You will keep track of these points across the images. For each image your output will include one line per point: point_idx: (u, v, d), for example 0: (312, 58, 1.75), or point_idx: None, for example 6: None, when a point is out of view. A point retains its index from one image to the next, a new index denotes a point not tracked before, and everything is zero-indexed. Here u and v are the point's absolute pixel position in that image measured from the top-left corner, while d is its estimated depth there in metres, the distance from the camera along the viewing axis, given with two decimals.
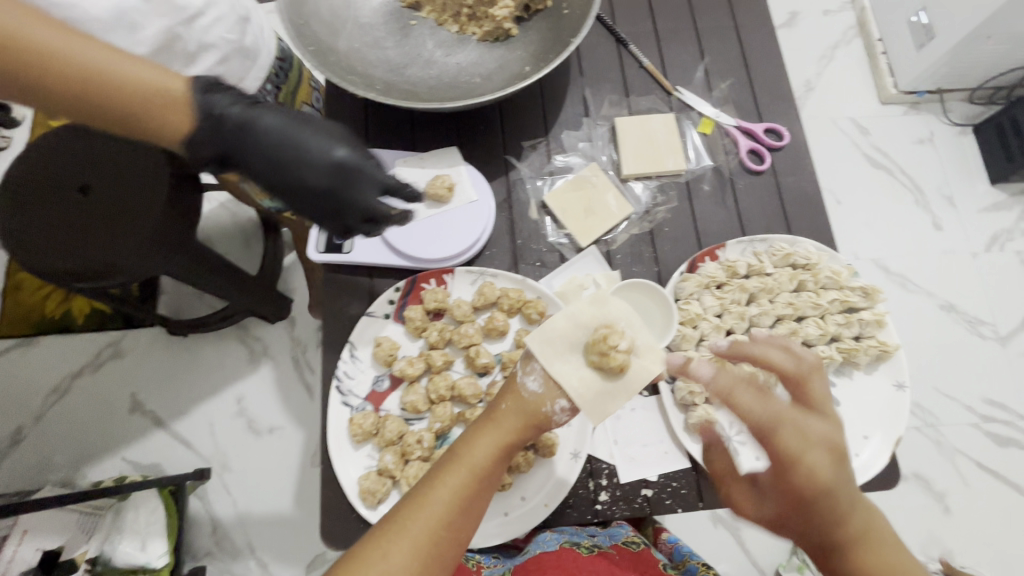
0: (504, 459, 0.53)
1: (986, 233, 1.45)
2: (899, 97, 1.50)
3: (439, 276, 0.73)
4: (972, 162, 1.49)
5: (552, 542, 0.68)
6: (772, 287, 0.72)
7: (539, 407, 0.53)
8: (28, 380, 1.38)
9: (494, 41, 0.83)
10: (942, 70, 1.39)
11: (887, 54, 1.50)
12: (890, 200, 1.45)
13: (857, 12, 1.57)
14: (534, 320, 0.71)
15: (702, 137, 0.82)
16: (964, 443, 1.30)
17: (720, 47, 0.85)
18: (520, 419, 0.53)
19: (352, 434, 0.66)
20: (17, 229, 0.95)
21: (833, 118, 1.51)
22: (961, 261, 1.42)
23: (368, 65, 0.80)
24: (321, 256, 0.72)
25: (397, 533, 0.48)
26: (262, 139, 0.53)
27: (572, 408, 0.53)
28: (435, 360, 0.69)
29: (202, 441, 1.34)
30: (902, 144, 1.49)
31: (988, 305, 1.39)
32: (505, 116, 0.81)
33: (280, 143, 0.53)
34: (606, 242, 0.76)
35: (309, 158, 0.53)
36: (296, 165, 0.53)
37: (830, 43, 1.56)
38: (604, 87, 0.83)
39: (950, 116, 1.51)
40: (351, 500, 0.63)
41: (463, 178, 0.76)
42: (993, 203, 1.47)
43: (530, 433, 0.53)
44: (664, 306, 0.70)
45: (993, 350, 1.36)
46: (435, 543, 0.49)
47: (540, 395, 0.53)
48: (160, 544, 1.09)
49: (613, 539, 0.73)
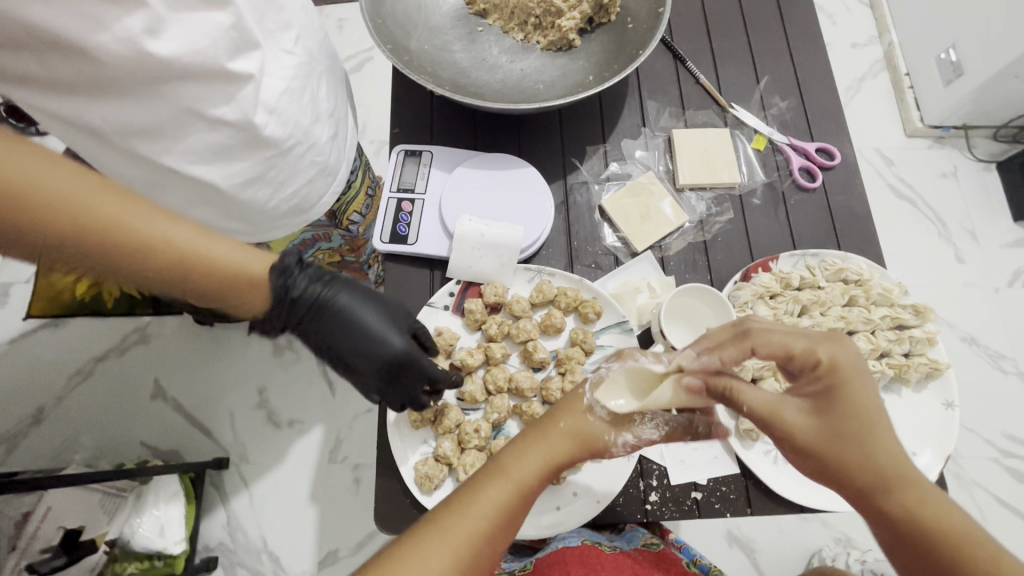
0: (549, 479, 0.52)
1: (1009, 269, 1.47)
2: (925, 131, 1.52)
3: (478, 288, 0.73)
4: (995, 200, 1.52)
5: (573, 536, 0.67)
6: (825, 300, 0.73)
7: (598, 440, 0.54)
8: (55, 361, 1.39)
9: (557, 51, 0.86)
10: (970, 107, 1.43)
11: (914, 89, 1.53)
12: (914, 231, 1.47)
13: (884, 47, 1.60)
14: (590, 319, 0.72)
15: (755, 152, 0.84)
16: (982, 476, 1.30)
17: (773, 68, 0.88)
18: (574, 442, 0.53)
19: (411, 420, 0.67)
20: None
21: (860, 148, 1.53)
22: (982, 295, 1.44)
23: (438, 66, 0.83)
24: (386, 246, 0.74)
25: (435, 541, 0.45)
26: (327, 324, 0.57)
27: (633, 446, 0.56)
28: (495, 353, 0.70)
29: (223, 431, 1.35)
30: (927, 177, 1.52)
31: (1008, 340, 1.40)
32: (566, 122, 0.84)
33: (344, 330, 0.57)
34: (661, 249, 0.78)
35: (366, 351, 0.57)
36: (355, 351, 0.58)
37: (858, 75, 1.59)
38: (662, 100, 0.86)
39: (974, 152, 1.55)
40: (408, 485, 0.64)
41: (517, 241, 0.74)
42: (1016, 239, 1.49)
43: (579, 458, 0.53)
44: (718, 307, 0.70)
45: (1013, 385, 1.36)
46: (474, 555, 0.46)
47: (604, 425, 0.55)
48: (178, 531, 1.12)
49: (632, 543, 0.71)
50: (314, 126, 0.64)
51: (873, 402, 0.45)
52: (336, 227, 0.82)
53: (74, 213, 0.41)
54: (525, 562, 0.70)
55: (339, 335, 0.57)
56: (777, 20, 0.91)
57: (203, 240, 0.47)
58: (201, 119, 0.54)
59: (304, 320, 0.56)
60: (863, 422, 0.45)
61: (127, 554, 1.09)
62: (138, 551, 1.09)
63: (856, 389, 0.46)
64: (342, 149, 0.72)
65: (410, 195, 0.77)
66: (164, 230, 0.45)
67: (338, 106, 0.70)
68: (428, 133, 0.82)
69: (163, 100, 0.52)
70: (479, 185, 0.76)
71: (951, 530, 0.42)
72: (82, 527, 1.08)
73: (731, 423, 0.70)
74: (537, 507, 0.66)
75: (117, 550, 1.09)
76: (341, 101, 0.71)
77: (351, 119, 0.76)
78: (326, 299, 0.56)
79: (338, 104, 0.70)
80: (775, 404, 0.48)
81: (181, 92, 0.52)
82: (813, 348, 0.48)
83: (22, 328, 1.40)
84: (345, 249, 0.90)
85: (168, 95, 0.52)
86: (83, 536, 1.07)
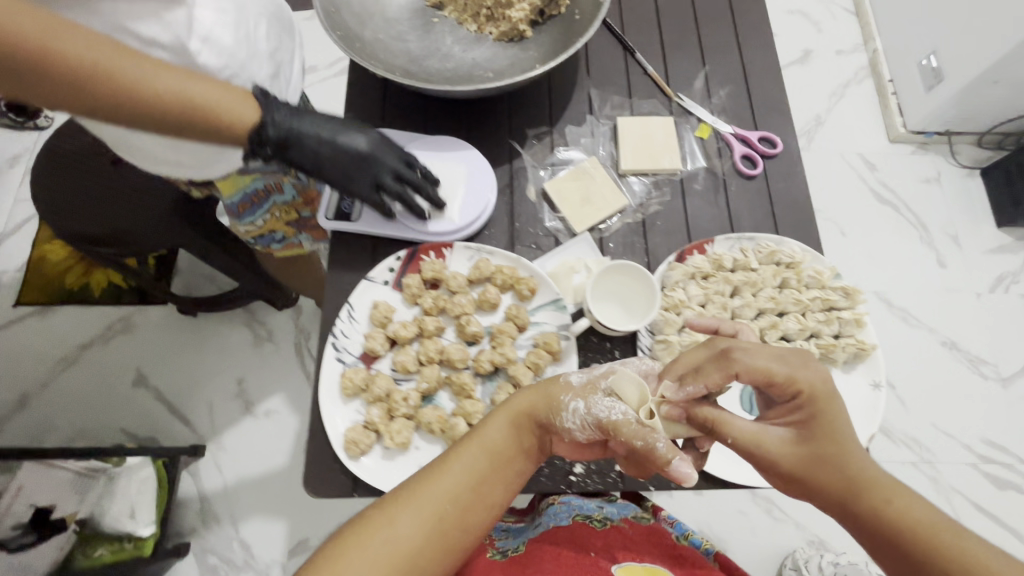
0: (513, 441, 0.62)
1: (992, 274, 1.46)
2: (907, 136, 1.54)
3: (415, 262, 0.75)
4: (978, 205, 1.52)
5: (563, 514, 0.77)
6: (755, 282, 0.74)
7: (556, 398, 0.62)
8: (41, 348, 1.43)
9: (509, 42, 0.89)
10: (950, 111, 1.45)
11: (898, 95, 1.56)
12: (894, 235, 1.48)
13: (869, 55, 1.63)
14: (525, 297, 0.75)
15: (699, 141, 0.86)
16: (960, 482, 1.29)
17: (723, 61, 0.90)
18: (533, 402, 0.63)
19: (343, 387, 0.69)
20: (55, 195, 1.08)
21: (841, 152, 1.55)
22: (964, 299, 1.43)
23: (391, 55, 0.86)
24: (330, 223, 0.76)
25: (405, 504, 0.56)
26: (311, 133, 0.67)
27: (585, 418, 0.60)
28: (428, 326, 0.72)
29: (201, 418, 1.37)
30: (909, 182, 1.52)
31: (990, 346, 1.39)
32: (513, 107, 0.86)
33: (325, 133, 0.68)
34: (600, 230, 0.80)
35: (349, 138, 0.70)
36: (340, 143, 0.69)
37: (842, 81, 1.61)
38: (609, 89, 0.88)
39: (958, 158, 1.54)
40: (336, 450, 0.67)
41: (453, 204, 0.78)
42: (998, 245, 1.48)
43: (539, 424, 0.62)
44: (646, 286, 0.71)
45: (993, 391, 1.35)
46: (442, 513, 0.57)
47: (569, 387, 0.62)
48: (148, 513, 1.13)
49: (622, 513, 0.80)
50: (251, 62, 0.67)
51: (846, 420, 0.53)
52: (284, 174, 0.87)
53: (111, 72, 0.50)
54: (519, 543, 0.77)
55: (324, 140, 0.68)
56: (733, 15, 0.93)
57: (204, 87, 0.56)
58: (132, 37, 0.59)
59: (290, 134, 0.65)
60: (836, 435, 0.52)
61: (97, 535, 1.10)
62: (108, 532, 1.10)
63: (829, 408, 0.53)
64: (284, 90, 0.75)
65: None
66: (173, 80, 0.54)
67: (279, 47, 0.73)
68: (379, 118, 0.85)
69: (96, 16, 0.57)
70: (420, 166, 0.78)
71: (930, 526, 0.46)
72: (53, 506, 1.10)
73: None
74: None
75: (88, 531, 1.10)
76: (284, 40, 0.74)
77: (294, 65, 0.77)
78: (303, 118, 0.67)
79: (281, 49, 0.73)
80: (756, 435, 0.55)
81: (115, 11, 0.57)
82: (792, 377, 0.55)
83: (12, 314, 1.45)
84: (300, 204, 0.94)
85: (101, 11, 0.57)
86: (52, 514, 1.09)
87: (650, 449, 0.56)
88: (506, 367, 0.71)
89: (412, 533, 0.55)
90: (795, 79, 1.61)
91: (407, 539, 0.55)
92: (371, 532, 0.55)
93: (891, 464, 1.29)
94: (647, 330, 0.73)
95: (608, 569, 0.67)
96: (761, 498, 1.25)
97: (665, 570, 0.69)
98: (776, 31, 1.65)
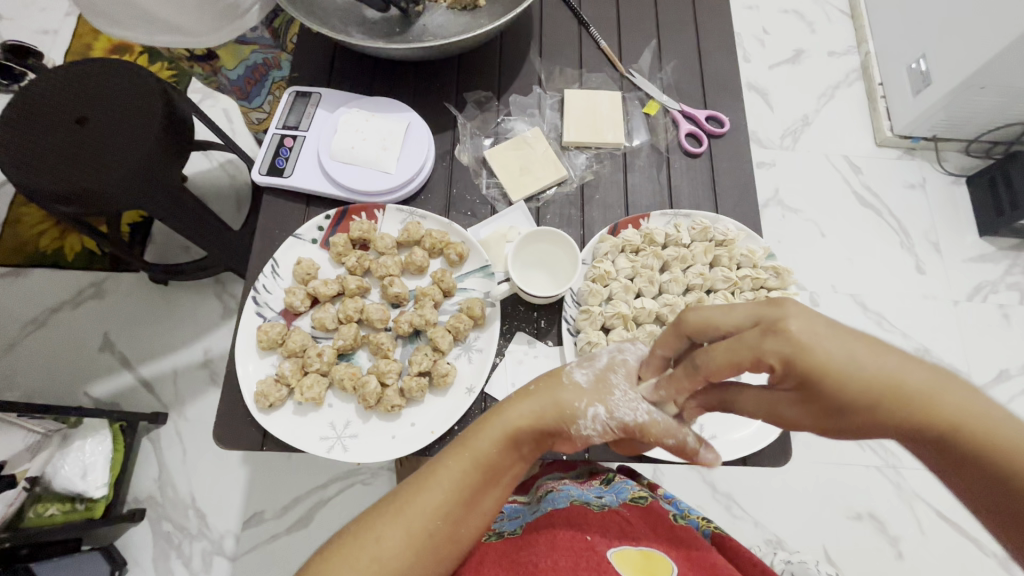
0: (512, 450, 0.52)
1: (970, 283, 1.42)
2: (894, 140, 1.51)
3: (344, 221, 0.75)
4: (962, 213, 1.48)
5: (562, 499, 0.70)
6: (686, 257, 0.74)
7: (566, 404, 0.53)
8: (9, 309, 1.38)
9: (462, 9, 0.86)
10: (939, 116, 1.40)
11: (887, 98, 1.53)
12: (875, 237, 1.45)
13: (861, 57, 1.61)
14: (453, 261, 0.74)
15: (646, 117, 0.85)
16: (924, 488, 1.23)
17: (681, 44, 0.88)
18: (538, 409, 0.53)
19: (259, 340, 0.69)
20: (19, 151, 0.95)
21: (826, 153, 1.53)
22: (940, 306, 1.40)
23: (340, 17, 0.82)
24: (263, 178, 0.76)
25: (388, 520, 0.49)
26: None
27: (605, 423, 0.52)
28: (350, 284, 0.71)
29: (162, 384, 1.33)
30: (894, 187, 1.49)
31: (964, 354, 1.36)
32: (460, 74, 0.85)
33: None
34: (538, 201, 0.79)
35: None
36: None
37: (833, 82, 1.59)
38: (561, 62, 0.87)
39: (944, 165, 1.51)
40: (249, 403, 0.67)
41: (393, 148, 0.77)
42: (980, 254, 1.45)
43: (545, 429, 0.53)
44: (563, 245, 0.73)
45: None
46: (431, 532, 0.49)
47: (578, 390, 0.53)
48: (101, 475, 1.10)
49: (620, 497, 0.73)
50: None
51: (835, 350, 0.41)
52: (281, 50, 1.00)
53: None
54: (515, 526, 0.70)
55: None
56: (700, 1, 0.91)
57: None
58: None
59: None
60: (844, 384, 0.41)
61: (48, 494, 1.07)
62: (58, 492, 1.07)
63: (818, 358, 0.41)
64: None
65: (294, 133, 0.79)
66: None
67: None
68: (325, 79, 0.84)
69: None
70: (357, 124, 0.78)
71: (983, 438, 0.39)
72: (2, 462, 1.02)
73: (572, 347, 0.70)
74: (370, 437, 0.67)
75: (38, 490, 1.06)
76: None
77: None
78: None
79: None
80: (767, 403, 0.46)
81: None
82: (760, 347, 0.42)
83: None
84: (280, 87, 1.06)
85: None
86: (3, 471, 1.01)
87: (683, 446, 0.52)
88: (425, 330, 0.70)
89: (397, 556, 0.48)
90: (785, 79, 1.60)
91: (393, 560, 0.48)
92: (348, 555, 0.47)
93: (855, 468, 1.24)
94: (573, 300, 0.72)
95: (604, 556, 0.59)
96: (722, 496, 1.22)
97: (662, 557, 0.61)
98: (766, 31, 1.64)
